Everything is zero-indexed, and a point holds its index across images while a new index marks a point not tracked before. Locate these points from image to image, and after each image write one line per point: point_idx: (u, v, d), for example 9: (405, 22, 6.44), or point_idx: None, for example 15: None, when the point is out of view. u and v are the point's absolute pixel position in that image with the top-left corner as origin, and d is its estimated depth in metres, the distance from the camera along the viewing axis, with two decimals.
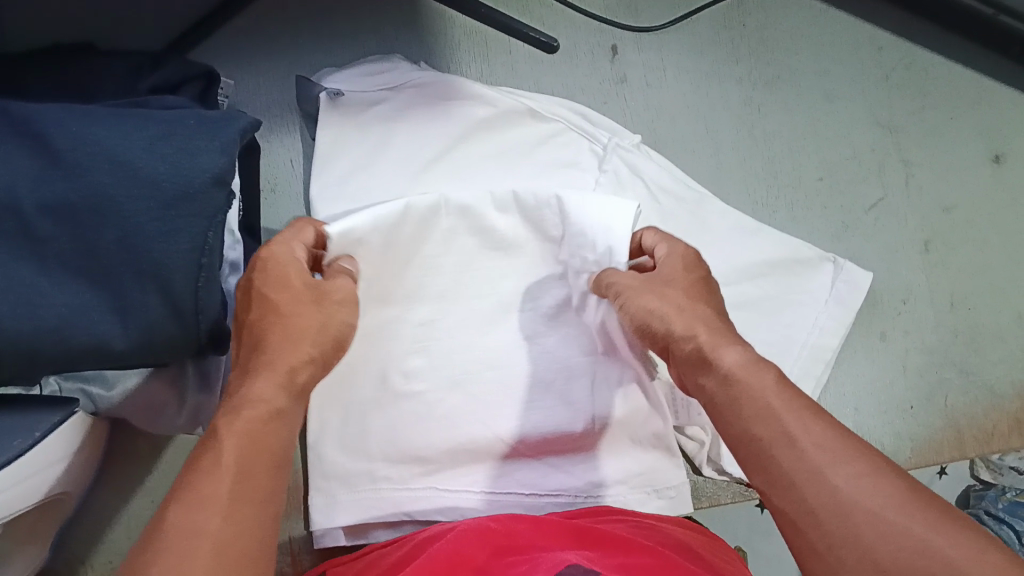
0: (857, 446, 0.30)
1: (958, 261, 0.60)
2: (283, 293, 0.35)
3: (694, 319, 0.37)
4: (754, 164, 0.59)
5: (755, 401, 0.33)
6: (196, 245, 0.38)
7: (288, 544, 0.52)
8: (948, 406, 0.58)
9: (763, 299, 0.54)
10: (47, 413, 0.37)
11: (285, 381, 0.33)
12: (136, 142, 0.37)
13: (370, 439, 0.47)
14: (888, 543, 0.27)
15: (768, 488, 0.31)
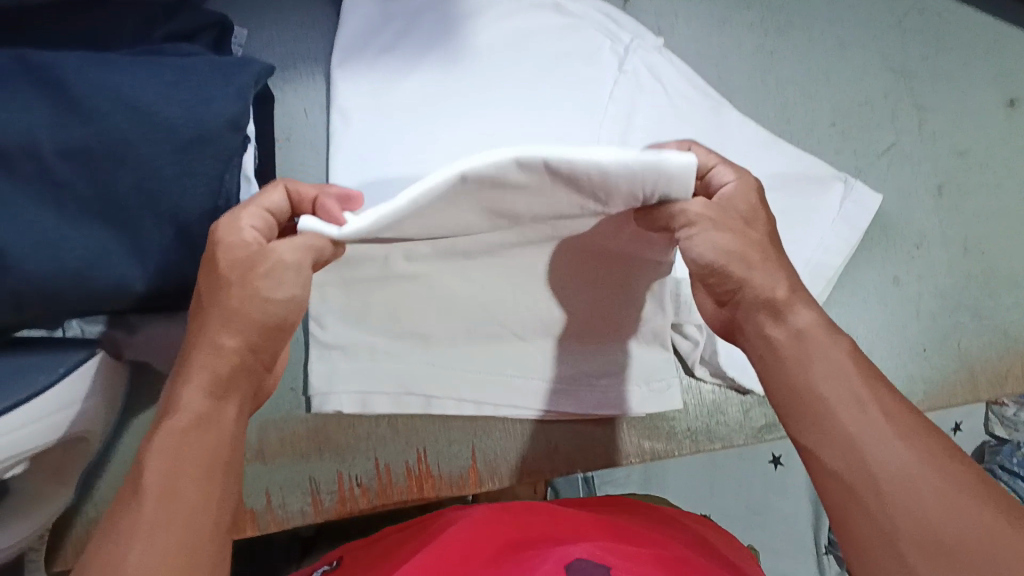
0: (923, 427, 0.33)
1: (971, 204, 0.61)
2: (210, 287, 0.36)
3: (768, 266, 0.38)
4: (767, 108, 0.61)
5: (824, 367, 0.35)
6: (211, 187, 0.42)
7: (310, 484, 0.55)
8: (962, 349, 0.59)
9: (775, 214, 0.57)
10: (54, 366, 0.43)
11: (208, 386, 0.35)
12: (153, 90, 0.40)
13: (371, 312, 0.50)
14: (948, 522, 0.30)
15: (822, 448, 0.34)
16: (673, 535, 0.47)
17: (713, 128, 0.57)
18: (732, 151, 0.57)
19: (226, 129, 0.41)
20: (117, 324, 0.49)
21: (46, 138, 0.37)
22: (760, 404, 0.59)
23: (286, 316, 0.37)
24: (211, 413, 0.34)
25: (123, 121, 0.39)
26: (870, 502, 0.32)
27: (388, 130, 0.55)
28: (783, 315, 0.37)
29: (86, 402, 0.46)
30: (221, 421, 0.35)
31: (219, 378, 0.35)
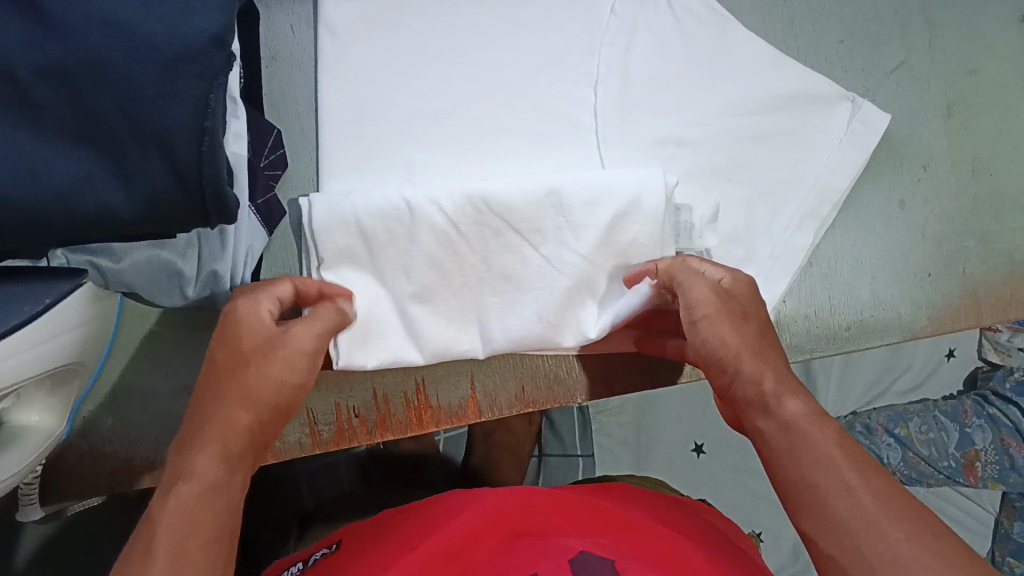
0: (901, 495, 0.31)
1: (981, 123, 0.59)
2: (227, 360, 0.38)
3: (759, 362, 0.40)
4: (774, 24, 0.59)
5: (808, 450, 0.34)
6: (198, 108, 0.34)
7: (306, 415, 0.54)
8: (967, 274, 0.58)
9: (777, 134, 0.56)
10: (38, 295, 0.40)
11: (222, 455, 0.34)
12: (132, 2, 0.33)
13: (376, 263, 0.51)
14: (891, 561, 0.29)
15: (818, 533, 0.32)
16: (673, 522, 0.48)
17: (716, 48, 0.56)
18: (736, 69, 0.56)
19: (213, 47, 0.34)
20: (102, 251, 0.46)
21: (20, 57, 0.32)
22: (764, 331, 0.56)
23: (284, 404, 0.39)
24: (224, 473, 0.33)
25: (98, 37, 0.33)
26: (830, 544, 0.31)
27: (380, 50, 0.53)
28: (774, 409, 0.37)
29: (71, 332, 0.44)
30: (232, 494, 0.33)
31: (228, 447, 0.35)
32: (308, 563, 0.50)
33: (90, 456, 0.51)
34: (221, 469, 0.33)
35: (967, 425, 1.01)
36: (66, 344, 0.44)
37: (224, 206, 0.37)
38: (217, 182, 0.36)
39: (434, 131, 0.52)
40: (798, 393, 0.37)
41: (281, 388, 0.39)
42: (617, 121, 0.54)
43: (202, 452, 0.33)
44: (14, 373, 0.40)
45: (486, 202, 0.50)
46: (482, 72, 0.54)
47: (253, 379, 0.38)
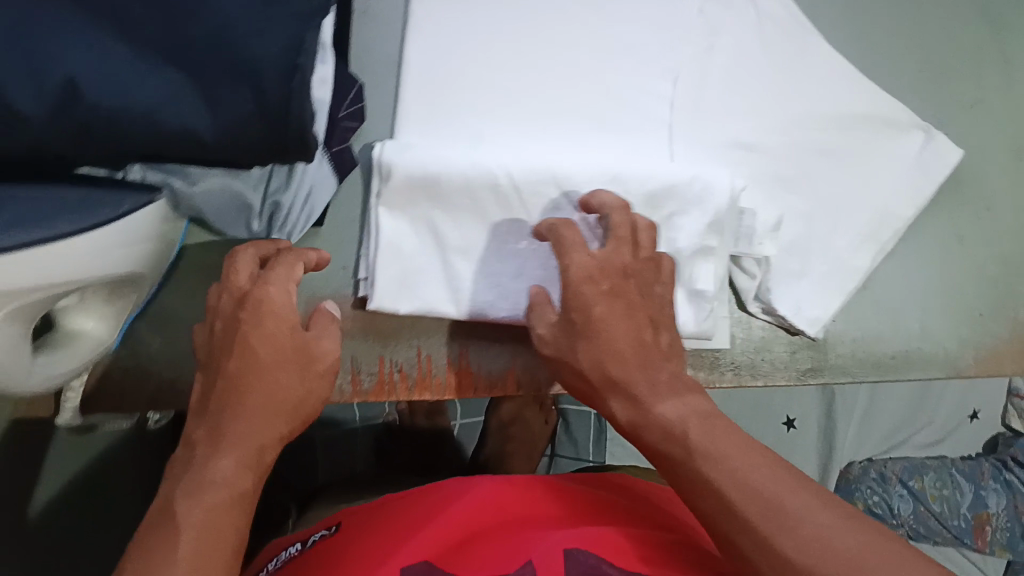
0: (790, 479, 0.34)
1: None
2: (269, 349, 0.40)
3: (619, 367, 0.42)
4: (857, 42, 0.59)
5: (651, 448, 0.39)
6: (292, 45, 0.35)
7: (349, 364, 0.54)
8: (1017, 318, 0.59)
9: (846, 152, 0.56)
10: (114, 203, 0.41)
11: (250, 457, 0.37)
12: None
13: (431, 218, 0.52)
14: (806, 545, 0.31)
15: (695, 493, 0.35)
16: (659, 515, 0.47)
17: (799, 59, 0.56)
18: (815, 82, 0.56)
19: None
20: (178, 173, 0.46)
21: None
22: (807, 346, 0.56)
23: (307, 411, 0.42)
24: (250, 466, 0.37)
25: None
26: (744, 542, 0.33)
27: (469, 16, 0.54)
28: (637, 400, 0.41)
29: (132, 243, 0.44)
30: (249, 503, 0.36)
31: (251, 456, 0.37)
32: (304, 547, 0.47)
33: (138, 372, 0.52)
34: (249, 459, 0.37)
35: (982, 487, 1.02)
36: (124, 254, 0.44)
37: (296, 133, 0.37)
38: (299, 116, 0.36)
39: (511, 104, 0.53)
40: (658, 393, 0.40)
41: (320, 388, 0.42)
42: (690, 119, 0.54)
43: (227, 460, 0.36)
44: (82, 270, 0.41)
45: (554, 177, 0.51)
46: (564, 52, 0.54)
47: (290, 377, 0.41)
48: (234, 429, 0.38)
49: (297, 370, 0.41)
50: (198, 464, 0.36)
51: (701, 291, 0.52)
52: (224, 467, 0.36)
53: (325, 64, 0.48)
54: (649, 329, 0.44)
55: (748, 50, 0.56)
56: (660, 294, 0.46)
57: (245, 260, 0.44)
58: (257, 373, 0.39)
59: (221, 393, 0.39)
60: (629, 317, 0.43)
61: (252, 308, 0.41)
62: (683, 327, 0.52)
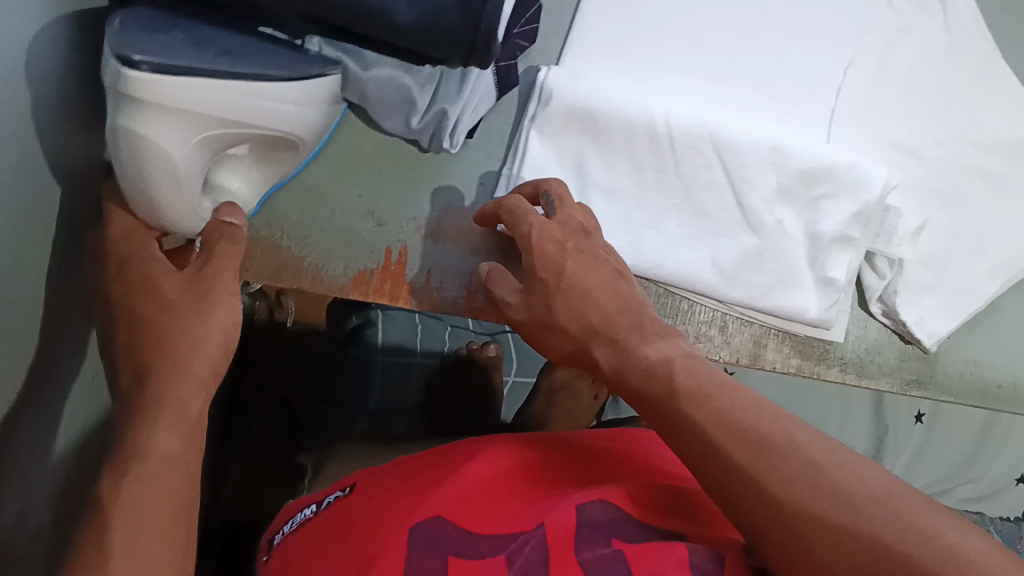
0: (776, 428, 0.31)
1: None
2: (151, 301, 0.38)
3: (586, 327, 0.40)
4: None
5: (635, 390, 0.37)
6: None
7: (468, 277, 0.53)
8: None
9: (1007, 179, 0.55)
10: (275, 64, 0.39)
11: (179, 421, 0.33)
12: None
13: (584, 151, 0.52)
14: (792, 490, 0.29)
15: (679, 435, 0.33)
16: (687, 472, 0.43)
17: (980, 77, 0.55)
18: (994, 101, 0.55)
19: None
20: (353, 54, 0.48)
21: None
22: (919, 358, 0.56)
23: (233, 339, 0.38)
24: (182, 419, 0.34)
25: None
26: (728, 479, 0.31)
27: None
28: (609, 339, 0.39)
29: (314, 108, 0.43)
30: (193, 466, 0.33)
31: (186, 422, 0.34)
32: (317, 509, 0.41)
33: (266, 243, 0.51)
34: (182, 424, 0.34)
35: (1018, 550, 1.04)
36: (308, 116, 0.43)
37: None
38: None
39: (684, 58, 0.53)
40: (644, 336, 0.38)
41: (226, 317, 0.38)
42: (856, 110, 0.54)
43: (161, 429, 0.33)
44: (250, 130, 0.40)
45: (712, 132, 0.51)
46: (744, 17, 0.54)
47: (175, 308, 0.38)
48: (165, 390, 0.34)
49: (187, 303, 0.38)
50: (130, 434, 0.32)
51: (832, 279, 0.52)
52: (156, 436, 0.32)
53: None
54: (618, 278, 0.42)
55: (932, 54, 0.55)
56: (603, 243, 0.44)
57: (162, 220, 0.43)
58: (170, 316, 0.37)
59: (135, 357, 0.36)
60: (598, 270, 0.42)
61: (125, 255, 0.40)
62: (806, 312, 0.52)
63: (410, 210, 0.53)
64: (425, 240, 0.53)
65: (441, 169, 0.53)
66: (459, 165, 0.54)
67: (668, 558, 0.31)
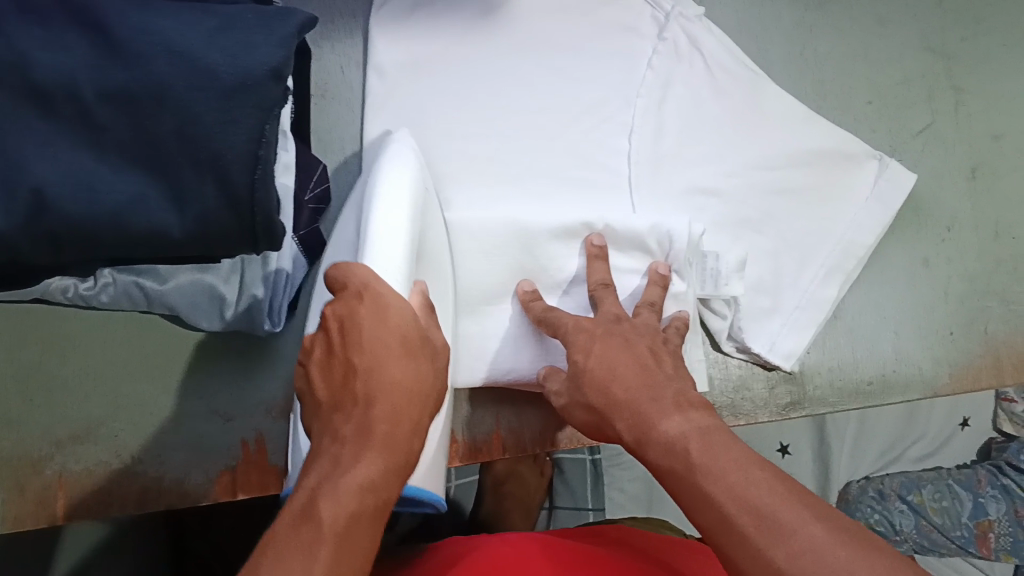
0: (793, 508, 0.32)
1: (1006, 190, 0.61)
2: (386, 339, 0.36)
3: (647, 399, 0.41)
4: (804, 84, 0.60)
5: (657, 466, 0.38)
6: (254, 138, 0.35)
7: None
8: (988, 334, 0.59)
9: (806, 189, 0.58)
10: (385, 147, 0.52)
11: (364, 497, 0.32)
12: (196, 32, 0.35)
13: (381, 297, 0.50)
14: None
15: (695, 507, 0.35)
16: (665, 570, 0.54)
17: (749, 109, 0.58)
18: (769, 124, 0.58)
19: (269, 80, 0.35)
20: (147, 272, 0.48)
21: (86, 80, 0.34)
22: (786, 380, 0.57)
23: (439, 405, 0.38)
24: (386, 485, 0.33)
25: (164, 65, 0.34)
26: (740, 558, 0.32)
27: (424, 93, 0.55)
28: (653, 429, 0.39)
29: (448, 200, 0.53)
30: (370, 525, 0.32)
31: (379, 491, 0.33)
32: None
33: (122, 473, 0.51)
34: (391, 466, 0.33)
35: (981, 495, 1.02)
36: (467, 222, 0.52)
37: (265, 221, 0.37)
38: (267, 207, 0.36)
39: (477, 172, 0.55)
40: (664, 409, 0.39)
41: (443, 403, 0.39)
42: (649, 170, 0.57)
43: (355, 471, 0.32)
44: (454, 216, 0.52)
45: (520, 231, 0.52)
46: (522, 118, 0.56)
47: (430, 373, 0.37)
48: (382, 417, 0.34)
49: (431, 363, 0.37)
50: (295, 506, 0.32)
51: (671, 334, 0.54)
52: (347, 478, 0.32)
53: (287, 150, 0.50)
54: (645, 352, 0.44)
55: (697, 101, 0.58)
56: (645, 323, 0.47)
57: (340, 271, 0.38)
58: (370, 348, 0.36)
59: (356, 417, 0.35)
60: (629, 350, 0.44)
61: (371, 294, 0.37)
62: None
63: (254, 395, 0.53)
64: (278, 420, 0.53)
65: (274, 345, 0.54)
66: (289, 338, 0.54)
67: None
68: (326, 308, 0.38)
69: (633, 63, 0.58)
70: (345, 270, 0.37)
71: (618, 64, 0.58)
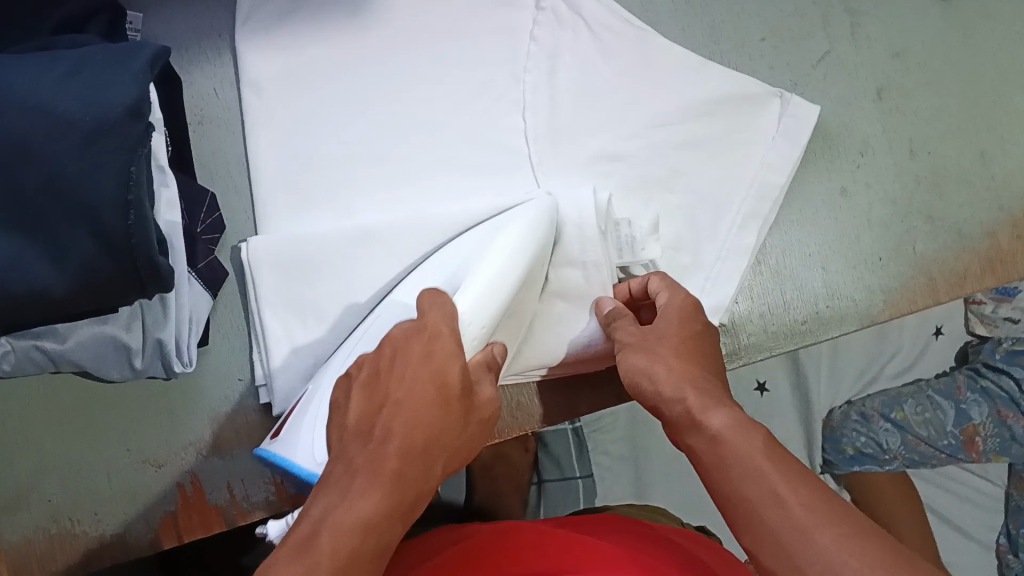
0: (830, 501, 0.34)
1: (916, 106, 0.60)
2: (425, 390, 0.39)
3: (704, 393, 0.41)
4: (694, 30, 0.59)
5: (706, 462, 0.39)
6: (122, 180, 0.37)
7: (271, 471, 0.52)
8: (917, 254, 0.58)
9: (711, 140, 0.56)
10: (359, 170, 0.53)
11: (371, 534, 0.34)
12: (48, 83, 0.37)
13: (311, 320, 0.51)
14: (815, 557, 0.32)
15: (727, 484, 0.37)
16: (646, 549, 0.54)
17: (641, 65, 0.56)
18: (665, 77, 0.56)
19: (127, 118, 0.37)
20: (47, 333, 0.45)
21: None
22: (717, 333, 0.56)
23: (456, 456, 0.41)
24: (387, 525, 0.35)
25: (23, 121, 0.36)
26: (764, 550, 0.34)
27: (308, 103, 0.54)
28: (702, 425, 0.40)
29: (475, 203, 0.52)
30: (375, 552, 0.34)
31: (382, 529, 0.35)
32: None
33: (62, 537, 0.51)
34: (393, 507, 0.36)
35: (961, 401, 0.95)
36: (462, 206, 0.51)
37: (149, 263, 0.38)
38: (144, 247, 0.38)
39: (370, 172, 0.53)
40: (714, 402, 0.40)
41: (461, 456, 0.42)
42: (550, 145, 0.55)
43: (363, 499, 0.35)
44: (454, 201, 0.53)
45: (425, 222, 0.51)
46: (409, 111, 0.55)
47: (457, 423, 0.40)
48: (393, 456, 0.37)
49: (460, 416, 0.40)
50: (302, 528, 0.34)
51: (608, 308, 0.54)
52: (357, 504, 0.35)
53: (169, 185, 0.49)
54: (717, 356, 0.46)
55: (587, 65, 0.56)
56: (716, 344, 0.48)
57: (428, 300, 0.44)
58: (402, 386, 0.40)
59: (380, 450, 0.37)
60: (712, 358, 0.45)
61: (430, 338, 0.42)
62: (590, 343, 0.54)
63: (182, 434, 0.52)
64: (210, 458, 0.52)
65: (194, 383, 0.53)
66: (208, 374, 0.53)
67: (580, 560, 0.50)
68: (389, 335, 0.42)
69: (517, 39, 0.56)
70: (425, 307, 0.44)
71: (500, 44, 0.56)
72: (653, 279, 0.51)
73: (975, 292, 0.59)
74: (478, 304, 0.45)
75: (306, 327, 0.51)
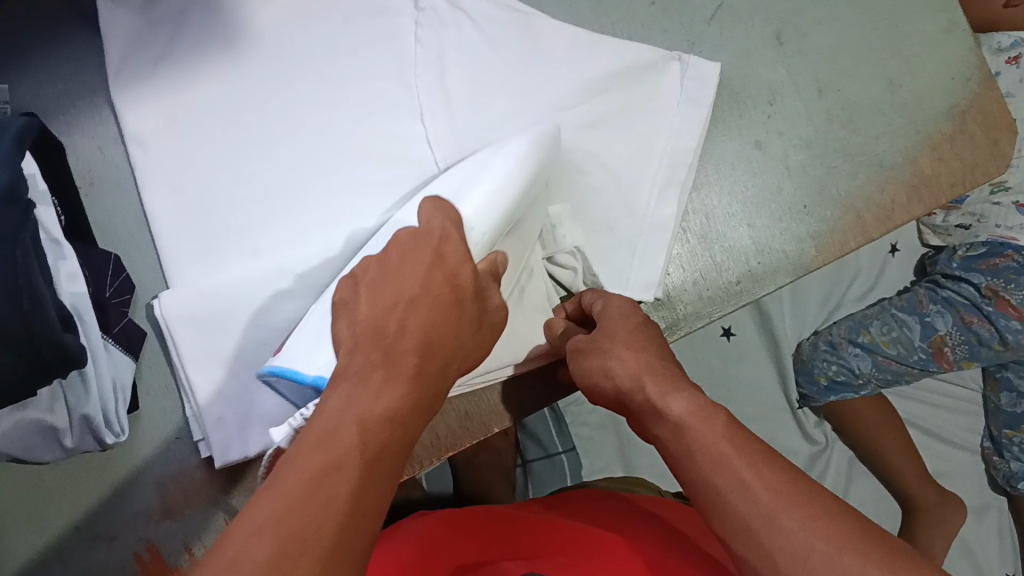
0: (796, 485, 0.33)
1: (818, 46, 0.59)
2: (438, 296, 0.39)
3: (659, 375, 0.41)
4: (582, 5, 0.58)
5: (668, 454, 0.38)
6: (7, 268, 0.37)
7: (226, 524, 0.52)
8: (842, 194, 0.57)
9: (615, 114, 0.54)
10: (266, 203, 0.52)
11: (397, 422, 0.34)
12: None
13: (245, 356, 0.50)
14: (784, 542, 0.32)
15: (694, 472, 0.36)
16: (613, 516, 0.54)
17: (533, 47, 0.55)
18: (559, 56, 0.55)
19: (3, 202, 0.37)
20: None
21: None
22: (656, 309, 0.56)
23: (470, 358, 0.42)
24: (406, 413, 0.35)
25: None
26: (736, 541, 0.33)
27: (194, 148, 0.52)
28: (663, 411, 0.39)
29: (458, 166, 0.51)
30: (400, 438, 0.34)
31: (406, 417, 0.34)
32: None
33: None
34: (412, 399, 0.35)
35: (924, 313, 0.83)
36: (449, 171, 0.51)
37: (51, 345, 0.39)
38: (42, 333, 0.38)
39: (271, 210, 0.52)
40: (672, 388, 0.39)
41: (472, 356, 0.42)
42: (454, 147, 0.53)
43: (388, 391, 0.34)
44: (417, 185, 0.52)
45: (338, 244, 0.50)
46: (300, 139, 0.53)
47: (466, 330, 0.41)
48: (410, 353, 0.36)
49: (471, 318, 0.41)
50: (322, 408, 0.33)
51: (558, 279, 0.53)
52: (380, 395, 0.34)
53: (67, 258, 0.47)
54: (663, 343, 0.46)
55: (478, 55, 0.54)
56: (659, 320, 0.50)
57: (430, 209, 0.43)
58: (422, 287, 0.39)
59: (404, 345, 0.37)
60: (662, 344, 0.45)
61: (439, 240, 0.41)
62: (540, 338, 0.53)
63: (128, 502, 0.52)
64: (161, 522, 0.51)
65: (130, 450, 0.52)
66: (146, 438, 0.52)
67: (551, 539, 0.49)
68: (395, 240, 0.42)
69: (402, 43, 0.54)
70: (427, 217, 0.42)
71: (385, 51, 0.54)
72: (586, 296, 0.52)
73: (904, 224, 0.58)
74: (485, 207, 0.44)
75: (232, 377, 0.50)
